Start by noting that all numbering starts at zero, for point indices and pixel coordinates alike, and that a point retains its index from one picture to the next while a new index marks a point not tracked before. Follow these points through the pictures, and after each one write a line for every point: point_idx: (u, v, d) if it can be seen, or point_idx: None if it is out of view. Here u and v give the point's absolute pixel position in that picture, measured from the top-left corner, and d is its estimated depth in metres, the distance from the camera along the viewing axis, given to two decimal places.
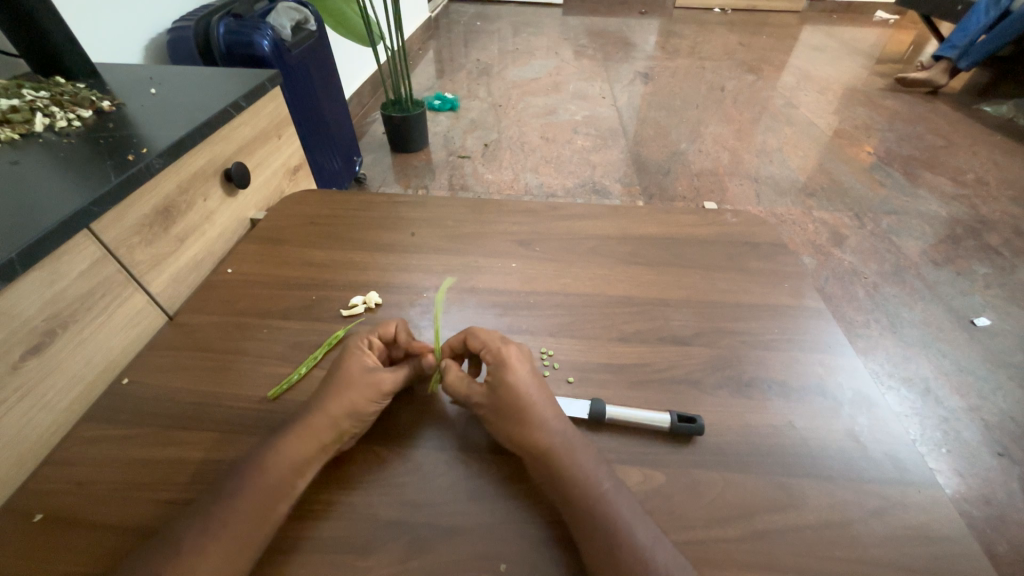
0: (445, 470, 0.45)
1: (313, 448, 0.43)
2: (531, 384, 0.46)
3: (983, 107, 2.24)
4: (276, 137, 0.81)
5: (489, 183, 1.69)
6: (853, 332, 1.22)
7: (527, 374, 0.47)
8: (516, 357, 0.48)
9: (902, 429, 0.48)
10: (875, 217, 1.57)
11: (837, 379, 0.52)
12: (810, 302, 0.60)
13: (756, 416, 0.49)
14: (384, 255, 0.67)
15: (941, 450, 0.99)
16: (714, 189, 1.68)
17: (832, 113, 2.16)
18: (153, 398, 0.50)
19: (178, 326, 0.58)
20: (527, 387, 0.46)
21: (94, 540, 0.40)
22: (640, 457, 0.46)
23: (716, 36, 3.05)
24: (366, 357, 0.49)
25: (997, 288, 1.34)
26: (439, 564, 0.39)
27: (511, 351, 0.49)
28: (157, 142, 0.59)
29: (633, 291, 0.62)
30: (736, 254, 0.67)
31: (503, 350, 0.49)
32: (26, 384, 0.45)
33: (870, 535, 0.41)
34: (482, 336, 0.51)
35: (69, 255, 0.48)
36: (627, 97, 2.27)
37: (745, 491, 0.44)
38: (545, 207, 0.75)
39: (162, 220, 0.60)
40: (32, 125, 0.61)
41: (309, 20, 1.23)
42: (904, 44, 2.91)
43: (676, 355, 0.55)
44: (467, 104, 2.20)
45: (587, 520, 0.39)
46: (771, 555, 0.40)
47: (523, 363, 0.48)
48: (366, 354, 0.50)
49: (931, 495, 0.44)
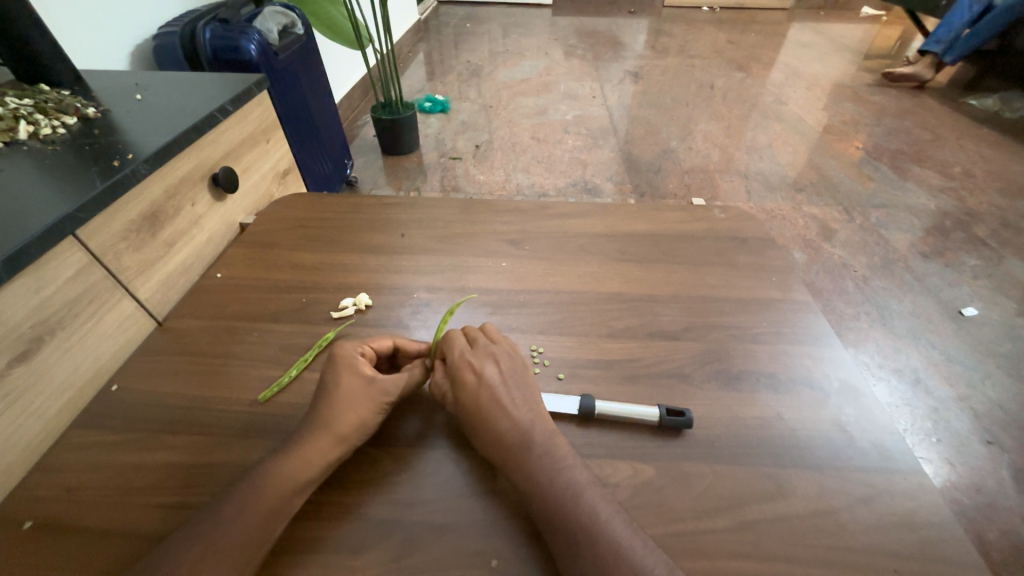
0: (436, 469, 0.45)
1: (304, 449, 0.43)
2: (506, 388, 0.47)
3: (969, 101, 2.27)
4: (264, 141, 0.81)
5: (481, 184, 1.70)
6: (843, 324, 1.23)
7: (499, 378, 0.48)
8: (484, 363, 0.49)
9: (887, 418, 0.49)
10: (864, 211, 1.58)
11: (824, 370, 0.53)
12: (797, 295, 0.61)
13: (744, 408, 0.50)
14: (374, 257, 0.67)
15: (932, 439, 1.00)
16: (704, 186, 1.69)
17: (820, 108, 2.18)
18: (143, 404, 0.50)
19: (168, 331, 0.58)
20: (501, 391, 0.47)
21: (85, 546, 0.40)
22: (630, 451, 0.46)
23: (704, 34, 3.07)
24: (362, 366, 0.48)
25: (984, 279, 1.36)
26: (432, 562, 0.39)
27: (473, 359, 0.49)
28: (143, 148, 0.59)
29: (622, 288, 0.62)
30: (723, 249, 0.67)
31: (470, 357, 0.49)
32: (13, 391, 0.45)
33: (857, 523, 0.42)
34: (449, 342, 0.51)
35: (55, 261, 0.47)
36: (617, 97, 2.28)
37: (734, 482, 0.44)
38: (534, 207, 0.75)
39: (149, 225, 0.60)
40: (15, 132, 0.60)
41: (297, 24, 1.23)
42: (890, 40, 2.94)
43: (664, 350, 0.55)
44: (458, 105, 2.20)
45: (564, 519, 0.40)
46: (760, 544, 0.40)
47: (494, 368, 0.49)
48: (361, 363, 0.48)
49: (916, 481, 0.45)
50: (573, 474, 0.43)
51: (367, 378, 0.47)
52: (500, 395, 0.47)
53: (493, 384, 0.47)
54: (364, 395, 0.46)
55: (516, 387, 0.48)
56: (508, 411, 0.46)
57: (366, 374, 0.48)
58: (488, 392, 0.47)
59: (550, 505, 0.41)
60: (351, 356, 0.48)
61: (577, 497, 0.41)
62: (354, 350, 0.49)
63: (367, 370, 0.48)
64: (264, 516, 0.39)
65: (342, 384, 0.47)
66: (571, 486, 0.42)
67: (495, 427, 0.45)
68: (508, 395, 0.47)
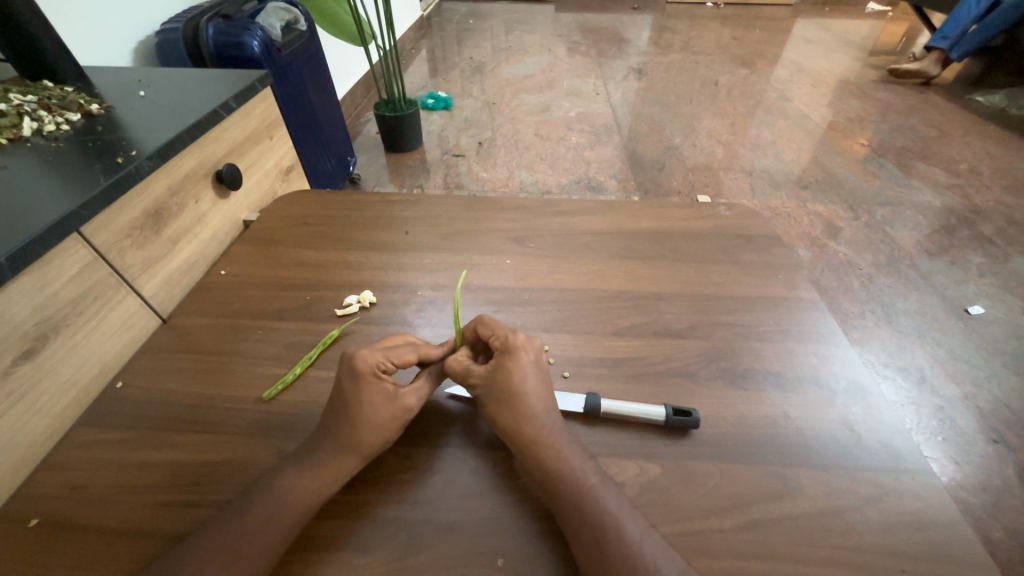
0: (442, 469, 0.45)
1: (322, 450, 0.43)
2: (531, 375, 0.47)
3: (976, 98, 2.25)
4: (268, 138, 0.81)
5: (484, 181, 1.69)
6: (848, 323, 1.22)
7: (530, 364, 0.47)
8: (524, 347, 0.48)
9: (895, 417, 0.49)
10: (869, 208, 1.57)
11: (831, 369, 0.53)
12: (804, 293, 0.61)
13: (751, 407, 0.49)
14: (378, 255, 0.67)
15: (937, 438, 1.00)
16: (708, 183, 1.68)
17: (825, 105, 2.16)
18: (148, 402, 0.50)
19: (172, 329, 0.57)
20: (523, 376, 0.46)
21: (92, 544, 0.40)
22: (636, 450, 0.46)
23: (708, 30, 3.05)
24: (385, 384, 0.46)
25: (991, 277, 1.35)
26: (440, 560, 0.39)
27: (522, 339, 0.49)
28: (145, 145, 0.58)
29: (627, 285, 0.62)
30: (730, 246, 0.67)
31: (512, 338, 0.48)
32: (19, 388, 0.45)
33: (865, 522, 0.41)
34: (495, 324, 0.51)
35: (59, 258, 0.47)
36: (620, 93, 2.27)
37: (741, 482, 0.44)
38: (539, 204, 0.75)
39: (153, 223, 0.59)
40: (19, 129, 0.60)
41: (299, 20, 1.23)
42: (896, 36, 2.92)
43: (669, 348, 0.55)
44: (461, 102, 2.19)
45: (578, 515, 0.40)
46: (767, 544, 0.40)
47: (530, 353, 0.48)
48: (384, 378, 0.46)
49: (925, 481, 0.44)
50: (589, 469, 0.42)
51: (391, 393, 0.45)
52: (524, 382, 0.46)
53: (523, 367, 0.47)
54: (385, 408, 0.44)
55: (540, 379, 0.47)
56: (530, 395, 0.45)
57: (390, 388, 0.46)
58: (513, 373, 0.46)
59: (563, 504, 0.40)
60: (373, 371, 0.45)
61: (595, 492, 0.41)
62: (376, 363, 0.46)
63: (391, 385, 0.46)
64: (280, 515, 0.39)
65: (368, 402, 0.44)
66: (588, 482, 0.41)
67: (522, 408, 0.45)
68: (531, 381, 0.46)
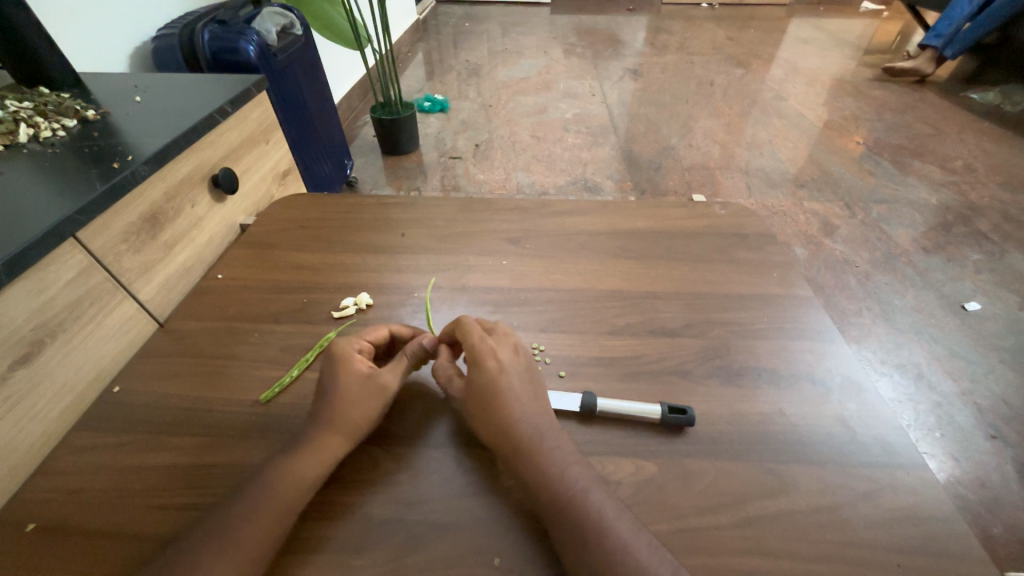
0: (438, 469, 0.45)
1: (321, 446, 0.43)
2: (513, 377, 0.47)
3: (971, 95, 2.26)
4: (264, 142, 0.81)
5: (481, 183, 1.70)
6: (845, 321, 1.22)
7: (513, 368, 0.48)
8: (491, 352, 0.48)
9: (889, 413, 0.49)
10: (865, 207, 1.57)
11: (826, 366, 0.53)
12: (799, 291, 0.61)
13: (746, 405, 0.50)
14: (374, 257, 0.67)
15: (935, 435, 1.00)
16: (705, 183, 1.69)
17: (821, 104, 2.17)
18: (145, 405, 0.50)
19: (169, 333, 0.58)
20: (506, 380, 0.47)
21: (88, 547, 0.40)
22: (631, 448, 0.46)
23: (704, 31, 3.07)
24: (359, 363, 0.48)
25: (987, 273, 1.35)
26: (434, 560, 0.39)
27: (493, 342, 0.49)
28: (142, 150, 0.59)
29: (623, 284, 0.62)
30: (725, 245, 0.67)
31: (476, 345, 0.49)
32: (17, 392, 0.45)
33: (859, 517, 0.42)
34: (464, 327, 0.50)
35: (56, 264, 0.48)
36: (617, 94, 2.27)
37: (736, 480, 0.44)
38: (535, 204, 0.75)
39: (149, 227, 0.60)
40: (16, 136, 0.61)
41: (295, 25, 1.23)
42: (891, 35, 2.94)
43: (666, 346, 0.55)
44: (457, 105, 2.20)
45: (551, 521, 0.40)
46: (763, 541, 0.40)
47: (500, 354, 0.48)
48: (360, 359, 0.49)
49: (920, 476, 0.44)
50: (565, 476, 0.42)
51: (365, 374, 0.48)
52: (505, 383, 0.46)
53: (495, 373, 0.47)
54: (361, 391, 0.47)
55: (522, 377, 0.47)
56: (517, 402, 0.46)
57: (363, 370, 0.48)
58: (496, 378, 0.47)
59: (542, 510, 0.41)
60: (348, 352, 0.49)
61: (569, 500, 0.40)
62: (351, 347, 0.49)
63: (365, 367, 0.48)
64: (280, 512, 0.40)
65: (343, 380, 0.47)
66: (563, 490, 0.41)
67: (506, 418, 0.45)
68: (519, 387, 0.47)
